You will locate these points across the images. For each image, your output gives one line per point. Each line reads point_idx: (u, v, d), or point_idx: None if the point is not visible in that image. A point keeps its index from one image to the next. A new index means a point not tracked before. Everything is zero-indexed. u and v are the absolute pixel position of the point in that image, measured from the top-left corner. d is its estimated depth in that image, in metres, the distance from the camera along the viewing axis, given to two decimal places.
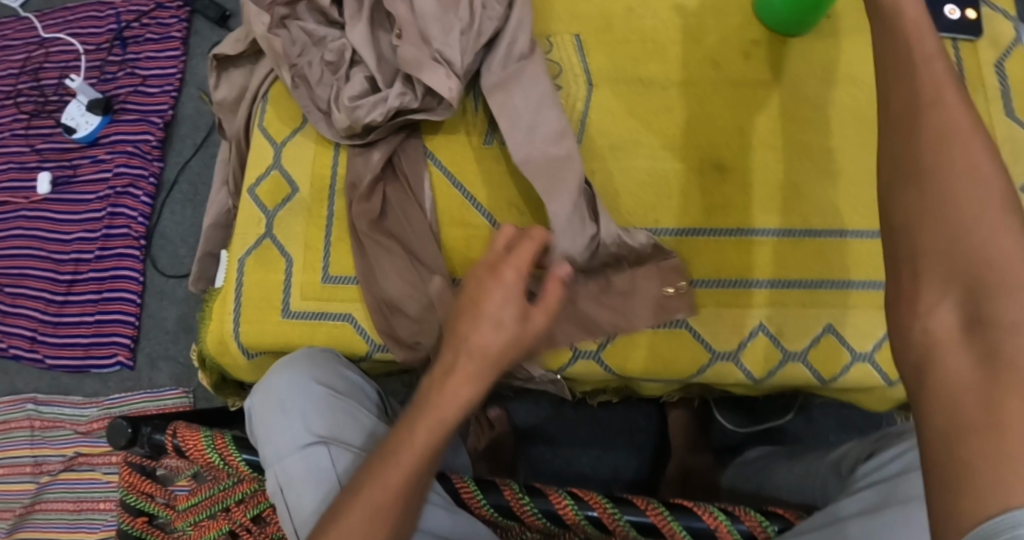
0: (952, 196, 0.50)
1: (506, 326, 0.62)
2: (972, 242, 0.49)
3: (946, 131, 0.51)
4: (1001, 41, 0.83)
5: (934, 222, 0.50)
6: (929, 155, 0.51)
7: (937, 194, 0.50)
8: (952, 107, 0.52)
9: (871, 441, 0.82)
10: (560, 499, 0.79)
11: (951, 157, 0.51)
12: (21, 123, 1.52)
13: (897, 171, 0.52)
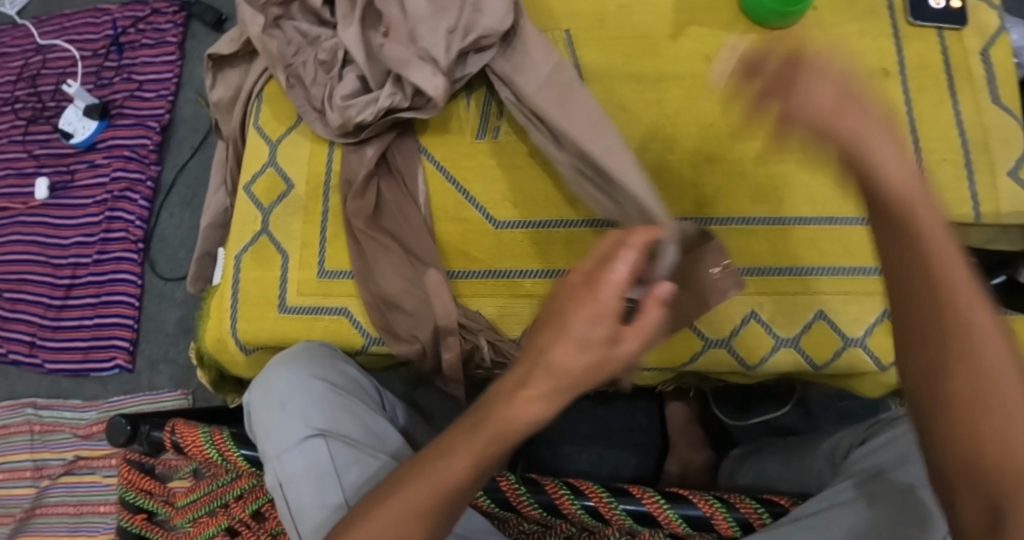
0: (990, 394, 0.54)
1: (594, 344, 0.56)
2: (989, 428, 0.54)
3: (974, 340, 0.54)
4: (987, 31, 0.83)
5: (975, 435, 0.54)
6: (960, 354, 0.54)
7: (976, 399, 0.54)
8: (956, 274, 0.55)
9: (866, 430, 0.82)
10: (556, 489, 0.80)
11: (980, 362, 0.54)
12: (18, 130, 1.52)
13: (930, 373, 0.56)
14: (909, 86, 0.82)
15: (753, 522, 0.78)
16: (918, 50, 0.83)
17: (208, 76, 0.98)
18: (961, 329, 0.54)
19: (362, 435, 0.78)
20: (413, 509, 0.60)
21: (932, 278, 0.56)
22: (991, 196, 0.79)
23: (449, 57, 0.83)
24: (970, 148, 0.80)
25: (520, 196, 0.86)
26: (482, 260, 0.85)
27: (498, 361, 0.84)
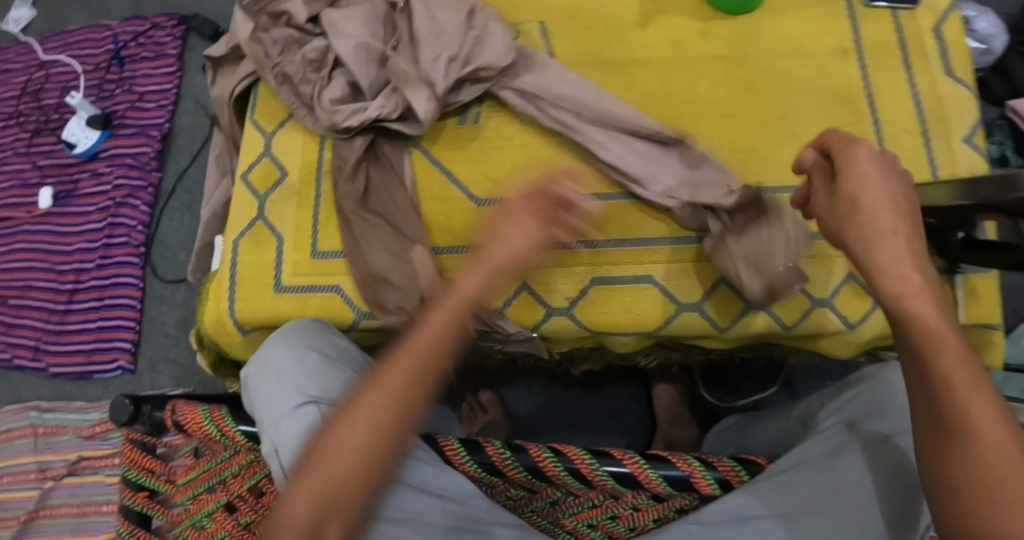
0: (986, 454, 0.59)
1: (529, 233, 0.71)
2: (993, 484, 0.59)
3: (978, 427, 0.60)
4: (939, 9, 0.94)
5: (981, 511, 0.59)
6: (962, 442, 0.60)
7: (977, 479, 0.60)
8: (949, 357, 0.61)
9: (833, 392, 0.86)
10: (539, 452, 0.81)
11: (977, 437, 0.60)
12: (23, 142, 1.57)
13: (937, 456, 0.62)
14: (866, 61, 0.92)
15: (733, 482, 0.79)
16: (873, 29, 0.93)
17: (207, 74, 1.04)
18: (955, 419, 0.60)
19: None
20: (373, 414, 0.67)
21: (932, 371, 0.61)
22: (948, 160, 0.89)
23: (446, 82, 0.89)
24: (926, 119, 0.90)
25: (499, 175, 0.91)
26: (464, 236, 0.90)
27: (483, 330, 0.89)
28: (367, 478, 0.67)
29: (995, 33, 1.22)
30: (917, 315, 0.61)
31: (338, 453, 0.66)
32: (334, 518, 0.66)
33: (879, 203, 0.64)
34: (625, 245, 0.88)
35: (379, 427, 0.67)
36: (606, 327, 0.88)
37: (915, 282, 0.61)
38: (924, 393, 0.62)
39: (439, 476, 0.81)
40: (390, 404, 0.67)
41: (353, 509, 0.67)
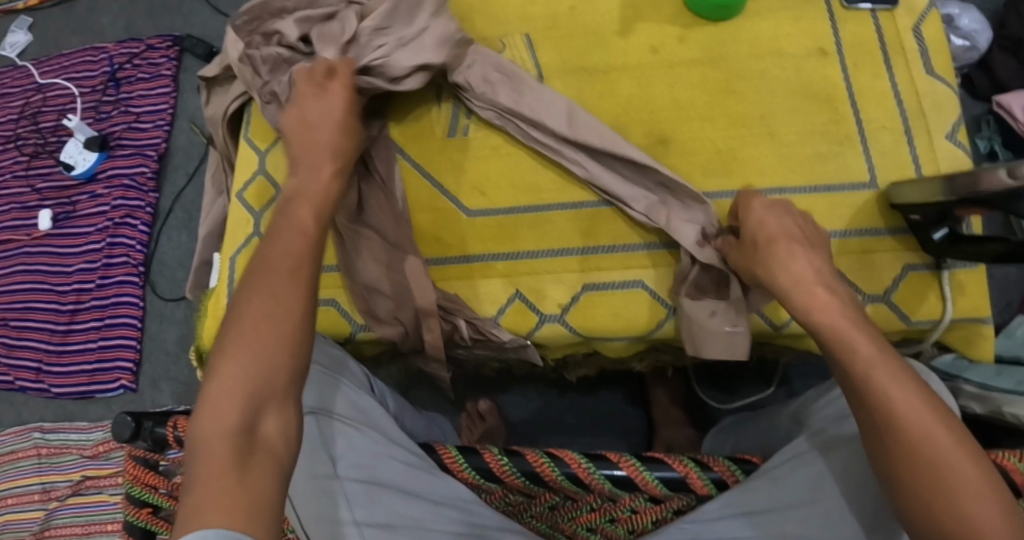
0: (920, 432, 0.65)
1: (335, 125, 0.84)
2: (930, 451, 0.64)
3: (911, 417, 0.65)
4: (917, 9, 0.95)
5: (927, 480, 0.64)
6: (902, 436, 0.65)
7: (922, 466, 0.64)
8: (865, 351, 0.68)
9: (824, 388, 0.86)
10: (536, 458, 0.81)
11: (907, 416, 0.65)
12: (22, 165, 1.59)
13: (879, 447, 0.66)
14: (846, 62, 0.93)
15: (729, 481, 0.80)
16: (853, 30, 0.94)
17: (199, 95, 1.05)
18: (887, 413, 0.66)
19: (345, 410, 0.83)
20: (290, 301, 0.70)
21: (856, 370, 0.68)
22: (930, 157, 0.90)
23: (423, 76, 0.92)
24: (907, 116, 0.92)
25: (487, 185, 0.92)
26: (455, 246, 0.91)
27: (476, 339, 0.91)
28: (285, 364, 0.68)
29: (979, 29, 1.23)
30: (825, 322, 0.71)
31: (247, 344, 0.67)
32: (265, 409, 0.66)
33: (786, 239, 0.77)
34: (613, 250, 0.89)
35: (285, 315, 0.69)
36: (600, 334, 0.88)
37: (820, 297, 0.72)
38: (855, 398, 0.68)
39: (430, 483, 0.81)
40: (286, 286, 0.70)
41: (282, 397, 0.67)
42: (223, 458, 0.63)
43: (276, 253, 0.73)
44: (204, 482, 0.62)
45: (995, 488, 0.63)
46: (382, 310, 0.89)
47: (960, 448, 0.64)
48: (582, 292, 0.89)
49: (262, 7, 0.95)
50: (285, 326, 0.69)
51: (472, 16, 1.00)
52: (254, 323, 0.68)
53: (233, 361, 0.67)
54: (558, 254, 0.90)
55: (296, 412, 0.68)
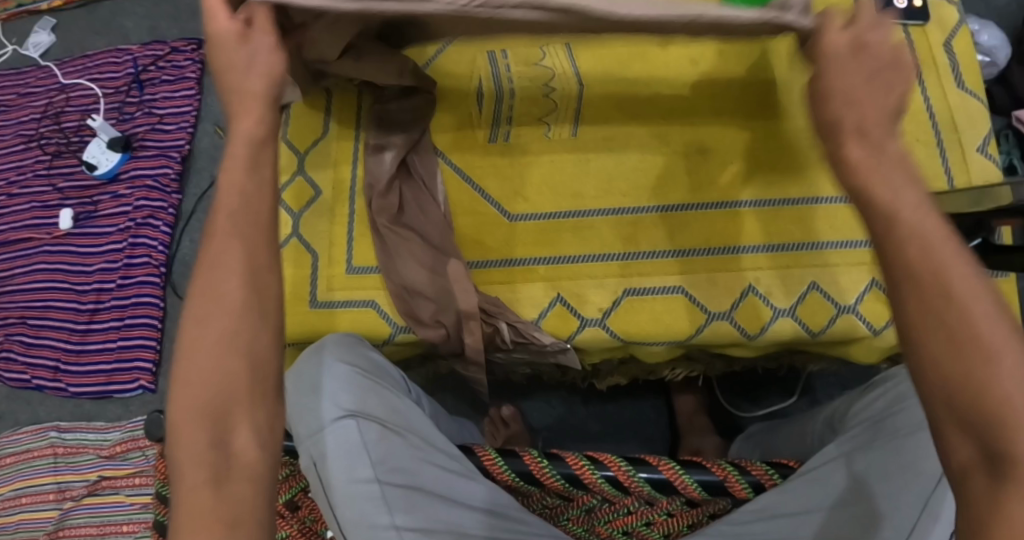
0: (965, 304, 0.55)
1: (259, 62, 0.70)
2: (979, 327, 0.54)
3: (956, 280, 0.56)
4: (948, 24, 0.97)
5: (969, 357, 0.54)
6: (934, 300, 0.56)
7: (966, 342, 0.54)
8: (920, 219, 0.58)
9: (859, 394, 0.87)
10: (577, 462, 0.83)
11: (952, 286, 0.55)
12: (43, 164, 1.59)
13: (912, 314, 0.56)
14: None
15: (766, 484, 0.82)
16: None
17: None
18: (937, 276, 0.56)
19: (384, 415, 0.83)
20: (230, 295, 0.62)
21: (912, 251, 0.57)
22: (962, 168, 0.92)
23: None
24: (940, 128, 0.93)
25: (529, 190, 0.94)
26: (498, 250, 0.92)
27: (517, 342, 0.92)
28: (241, 364, 0.61)
29: (998, 45, 1.25)
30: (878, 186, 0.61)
31: (199, 350, 0.61)
32: (232, 423, 0.60)
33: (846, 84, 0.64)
34: (653, 256, 0.91)
35: (229, 314, 0.61)
36: (640, 338, 0.90)
37: (881, 178, 0.61)
38: (893, 243, 0.58)
39: (463, 486, 0.83)
40: (230, 270, 0.62)
41: (246, 402, 0.60)
42: (201, 483, 0.59)
43: (218, 226, 0.63)
44: (190, 510, 0.58)
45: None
46: (424, 311, 0.90)
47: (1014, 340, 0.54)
48: (623, 297, 0.90)
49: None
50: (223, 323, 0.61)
51: None
52: (201, 331, 0.61)
53: (185, 376, 0.61)
54: (600, 259, 0.91)
55: (269, 414, 0.62)
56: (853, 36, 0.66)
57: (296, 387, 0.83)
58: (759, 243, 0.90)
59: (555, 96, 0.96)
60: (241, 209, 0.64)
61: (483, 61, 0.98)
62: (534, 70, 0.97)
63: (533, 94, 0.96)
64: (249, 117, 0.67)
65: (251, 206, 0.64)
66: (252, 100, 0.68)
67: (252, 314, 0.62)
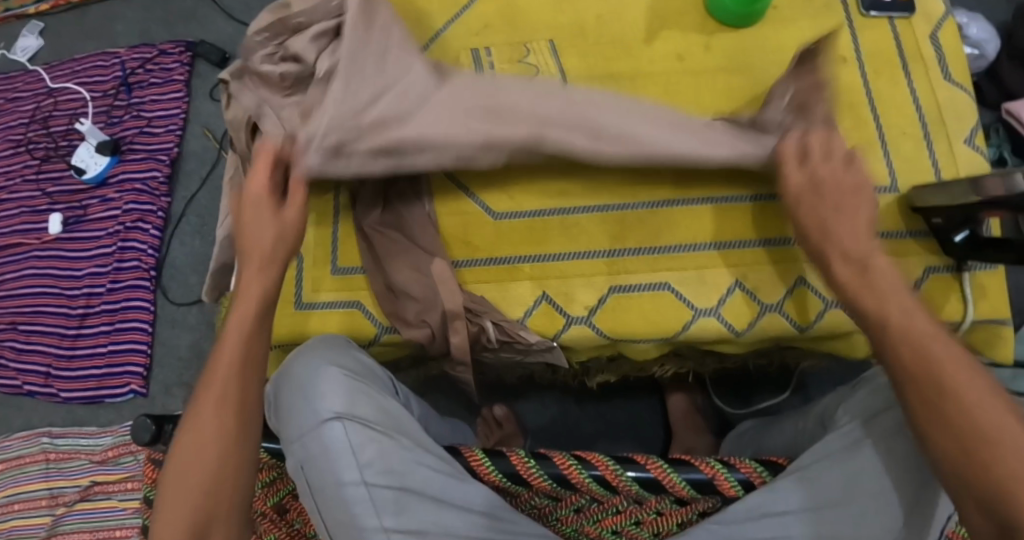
0: (948, 362, 0.68)
1: (298, 204, 0.83)
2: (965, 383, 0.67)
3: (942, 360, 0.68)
4: (934, 17, 0.97)
5: (959, 402, 0.66)
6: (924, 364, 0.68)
7: (954, 390, 0.67)
8: (897, 306, 0.72)
9: (849, 390, 0.86)
10: (563, 461, 0.81)
11: (933, 350, 0.68)
12: (32, 169, 1.59)
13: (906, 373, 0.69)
14: (866, 68, 0.95)
15: (755, 481, 0.81)
16: (872, 38, 0.96)
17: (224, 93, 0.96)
18: (930, 360, 0.68)
19: (376, 417, 0.82)
20: (213, 420, 0.73)
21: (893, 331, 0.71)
22: (950, 162, 0.92)
23: (408, 141, 0.86)
24: (927, 122, 0.93)
25: (515, 189, 0.93)
26: (483, 250, 0.92)
27: (503, 341, 0.91)
28: (218, 477, 0.72)
29: (987, 38, 1.24)
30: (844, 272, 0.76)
31: (185, 463, 0.73)
32: (210, 526, 0.72)
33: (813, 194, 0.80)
34: (640, 253, 0.90)
35: (210, 454, 0.73)
36: (626, 336, 0.89)
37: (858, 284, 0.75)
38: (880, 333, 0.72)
39: (456, 489, 0.81)
40: (217, 400, 0.74)
41: (222, 508, 0.73)
42: None
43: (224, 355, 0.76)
44: None
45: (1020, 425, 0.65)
46: (409, 311, 0.90)
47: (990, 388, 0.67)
48: (609, 295, 0.90)
49: (281, 25, 0.92)
50: (214, 440, 0.73)
51: (497, 21, 1.01)
52: (190, 448, 0.73)
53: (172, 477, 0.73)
54: (586, 257, 0.91)
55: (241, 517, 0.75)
56: (807, 175, 0.81)
57: (283, 390, 0.82)
58: (746, 238, 0.90)
59: None
60: (241, 362, 0.76)
61: (468, 58, 1.00)
62: (519, 66, 0.98)
63: None
64: (251, 271, 0.79)
65: (255, 339, 0.77)
66: (256, 256, 0.80)
67: (233, 454, 0.73)
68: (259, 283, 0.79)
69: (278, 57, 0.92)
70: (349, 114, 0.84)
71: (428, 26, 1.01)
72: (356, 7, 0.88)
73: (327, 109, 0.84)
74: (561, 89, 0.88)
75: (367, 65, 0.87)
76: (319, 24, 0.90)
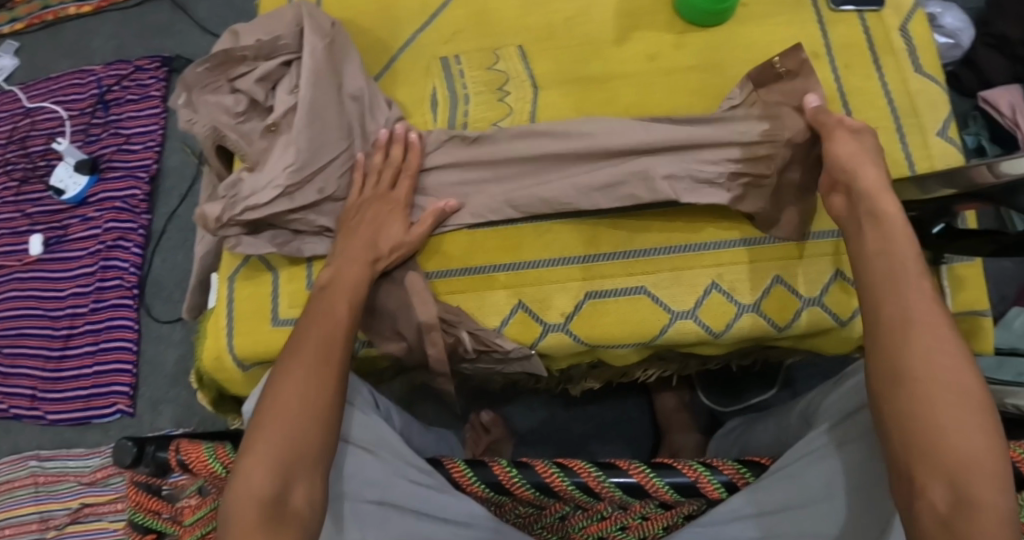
0: (949, 387, 0.66)
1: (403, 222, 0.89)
2: (956, 418, 0.65)
3: (939, 373, 0.67)
4: (904, 10, 0.97)
5: (947, 437, 0.65)
6: (932, 381, 0.67)
7: (942, 418, 0.65)
8: (918, 310, 0.70)
9: (830, 385, 0.85)
10: (545, 469, 0.79)
11: (939, 364, 0.67)
12: (11, 191, 1.58)
13: (906, 391, 0.67)
14: (837, 63, 0.94)
15: (739, 483, 0.79)
16: (843, 32, 0.95)
17: (181, 97, 0.91)
18: (932, 390, 0.66)
19: (361, 433, 0.83)
20: (326, 370, 0.76)
21: (900, 331, 0.69)
22: (924, 154, 0.91)
23: None
24: (901, 116, 0.93)
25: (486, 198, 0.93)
26: (455, 259, 0.91)
27: (480, 350, 0.91)
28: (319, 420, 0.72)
29: (962, 27, 1.23)
30: (897, 258, 0.73)
31: (295, 392, 0.73)
32: (295, 479, 0.69)
33: (874, 183, 0.77)
34: (616, 257, 0.90)
35: (292, 421, 0.72)
36: (603, 341, 0.89)
37: (901, 256, 0.73)
38: (894, 336, 0.69)
39: (443, 503, 0.80)
40: (325, 356, 0.77)
41: (315, 466, 0.70)
42: (252, 525, 0.66)
43: (331, 317, 0.81)
44: (236, 524, 0.67)
45: (1005, 491, 0.63)
46: (382, 327, 0.90)
47: (987, 436, 0.64)
48: (585, 301, 0.89)
49: (224, 56, 0.91)
50: (327, 370, 0.76)
51: (466, 27, 1.00)
52: (291, 385, 0.74)
53: (278, 424, 0.72)
54: (560, 264, 0.90)
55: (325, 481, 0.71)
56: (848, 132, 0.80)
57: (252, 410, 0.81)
58: (721, 240, 0.90)
59: (509, 99, 0.96)
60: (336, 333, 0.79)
61: (438, 66, 0.99)
62: (488, 74, 0.98)
63: (488, 99, 0.96)
64: (352, 269, 0.85)
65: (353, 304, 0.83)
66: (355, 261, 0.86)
67: (335, 407, 0.74)
68: (356, 275, 0.85)
69: (226, 91, 0.92)
70: (293, 186, 0.88)
71: (399, 33, 1.01)
72: (312, 63, 0.89)
73: (267, 179, 0.88)
74: (483, 146, 0.92)
75: (322, 129, 0.90)
76: (262, 66, 0.91)
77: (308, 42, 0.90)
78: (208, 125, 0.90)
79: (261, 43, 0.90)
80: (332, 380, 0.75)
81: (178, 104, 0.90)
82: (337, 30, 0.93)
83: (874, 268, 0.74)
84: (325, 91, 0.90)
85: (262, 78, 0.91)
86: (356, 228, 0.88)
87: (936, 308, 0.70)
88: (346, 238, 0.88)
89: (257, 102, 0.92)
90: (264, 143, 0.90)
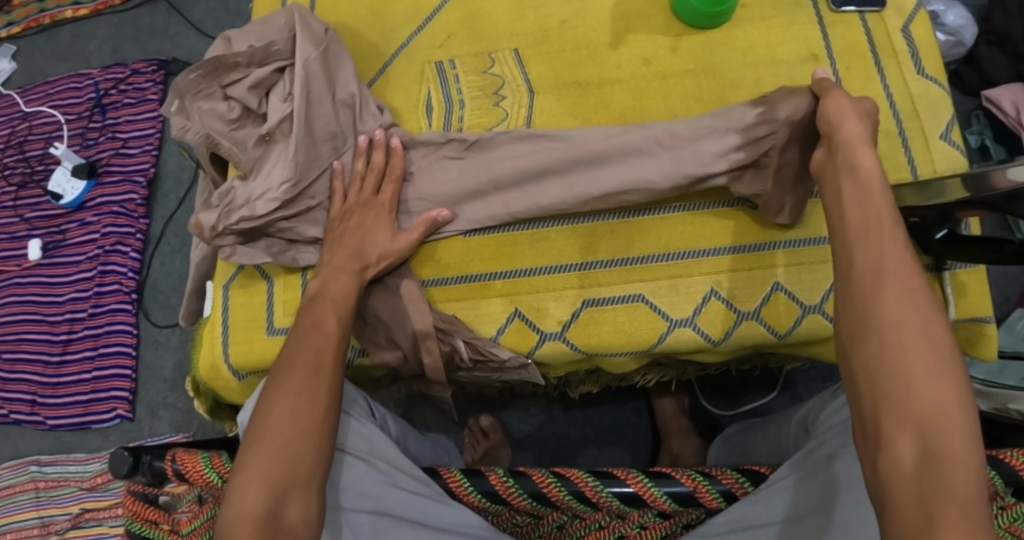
0: (919, 338, 0.63)
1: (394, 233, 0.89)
2: (925, 369, 0.62)
3: (909, 324, 0.64)
4: (905, 10, 0.95)
5: (916, 389, 0.61)
6: (901, 332, 0.64)
7: (911, 369, 0.62)
8: (890, 263, 0.67)
9: (830, 394, 0.84)
10: (542, 478, 0.77)
11: (909, 315, 0.64)
12: (10, 196, 1.57)
13: (875, 342, 0.65)
14: (837, 66, 0.93)
15: (738, 493, 0.77)
16: (843, 34, 0.94)
17: (173, 104, 0.89)
18: (901, 341, 0.63)
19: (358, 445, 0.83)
20: (316, 384, 0.75)
21: (871, 285, 0.67)
22: (926, 157, 0.90)
23: None
24: (902, 119, 0.91)
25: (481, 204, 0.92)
26: (450, 267, 0.91)
27: (477, 359, 0.90)
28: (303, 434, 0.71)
29: (964, 25, 1.20)
30: (869, 213, 0.71)
31: (278, 405, 0.73)
32: (289, 497, 0.68)
33: (856, 136, 0.76)
34: (613, 265, 0.89)
35: (285, 438, 0.71)
36: (600, 350, 0.88)
37: (876, 214, 0.70)
38: (865, 290, 0.67)
39: (443, 512, 0.79)
40: (312, 369, 0.76)
41: (309, 482, 0.70)
42: None
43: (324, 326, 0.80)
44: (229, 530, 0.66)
45: (974, 447, 0.59)
46: (377, 335, 0.90)
47: (959, 388, 0.61)
48: (581, 310, 0.88)
49: (216, 62, 0.89)
50: (319, 382, 0.75)
51: (460, 32, 0.99)
52: (281, 400, 0.73)
53: (264, 434, 0.71)
54: (558, 271, 0.89)
55: (319, 498, 0.70)
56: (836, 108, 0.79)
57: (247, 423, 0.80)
58: (719, 248, 0.89)
59: (505, 104, 0.95)
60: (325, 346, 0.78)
61: (432, 71, 0.98)
62: (484, 78, 0.97)
63: (483, 104, 0.95)
64: (341, 280, 0.85)
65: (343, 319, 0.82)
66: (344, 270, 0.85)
67: (321, 419, 0.73)
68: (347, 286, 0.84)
69: (219, 98, 0.91)
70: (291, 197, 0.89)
71: (392, 38, 1.00)
72: (307, 72, 0.88)
73: (262, 190, 0.88)
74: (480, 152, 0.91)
75: (316, 137, 0.89)
76: (254, 73, 0.90)
77: (302, 51, 0.89)
78: (200, 133, 0.89)
79: (254, 49, 0.90)
80: (319, 392, 0.74)
81: (171, 111, 0.89)
82: (331, 37, 0.92)
83: (849, 224, 0.71)
84: (322, 99, 0.89)
85: (255, 83, 0.90)
86: (339, 237, 0.88)
87: (910, 262, 0.68)
88: (332, 248, 0.88)
89: (251, 109, 0.91)
90: (258, 152, 0.89)
